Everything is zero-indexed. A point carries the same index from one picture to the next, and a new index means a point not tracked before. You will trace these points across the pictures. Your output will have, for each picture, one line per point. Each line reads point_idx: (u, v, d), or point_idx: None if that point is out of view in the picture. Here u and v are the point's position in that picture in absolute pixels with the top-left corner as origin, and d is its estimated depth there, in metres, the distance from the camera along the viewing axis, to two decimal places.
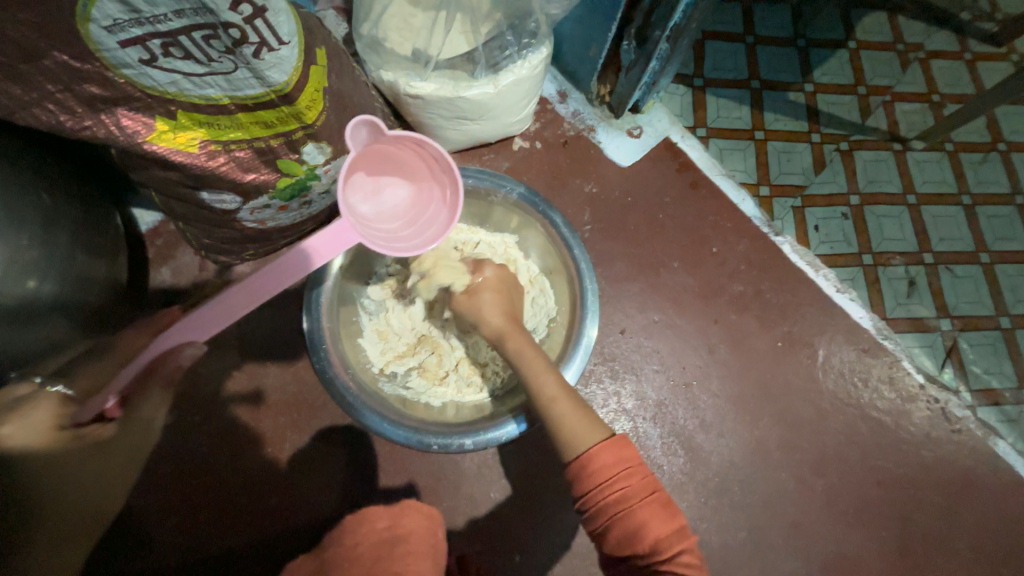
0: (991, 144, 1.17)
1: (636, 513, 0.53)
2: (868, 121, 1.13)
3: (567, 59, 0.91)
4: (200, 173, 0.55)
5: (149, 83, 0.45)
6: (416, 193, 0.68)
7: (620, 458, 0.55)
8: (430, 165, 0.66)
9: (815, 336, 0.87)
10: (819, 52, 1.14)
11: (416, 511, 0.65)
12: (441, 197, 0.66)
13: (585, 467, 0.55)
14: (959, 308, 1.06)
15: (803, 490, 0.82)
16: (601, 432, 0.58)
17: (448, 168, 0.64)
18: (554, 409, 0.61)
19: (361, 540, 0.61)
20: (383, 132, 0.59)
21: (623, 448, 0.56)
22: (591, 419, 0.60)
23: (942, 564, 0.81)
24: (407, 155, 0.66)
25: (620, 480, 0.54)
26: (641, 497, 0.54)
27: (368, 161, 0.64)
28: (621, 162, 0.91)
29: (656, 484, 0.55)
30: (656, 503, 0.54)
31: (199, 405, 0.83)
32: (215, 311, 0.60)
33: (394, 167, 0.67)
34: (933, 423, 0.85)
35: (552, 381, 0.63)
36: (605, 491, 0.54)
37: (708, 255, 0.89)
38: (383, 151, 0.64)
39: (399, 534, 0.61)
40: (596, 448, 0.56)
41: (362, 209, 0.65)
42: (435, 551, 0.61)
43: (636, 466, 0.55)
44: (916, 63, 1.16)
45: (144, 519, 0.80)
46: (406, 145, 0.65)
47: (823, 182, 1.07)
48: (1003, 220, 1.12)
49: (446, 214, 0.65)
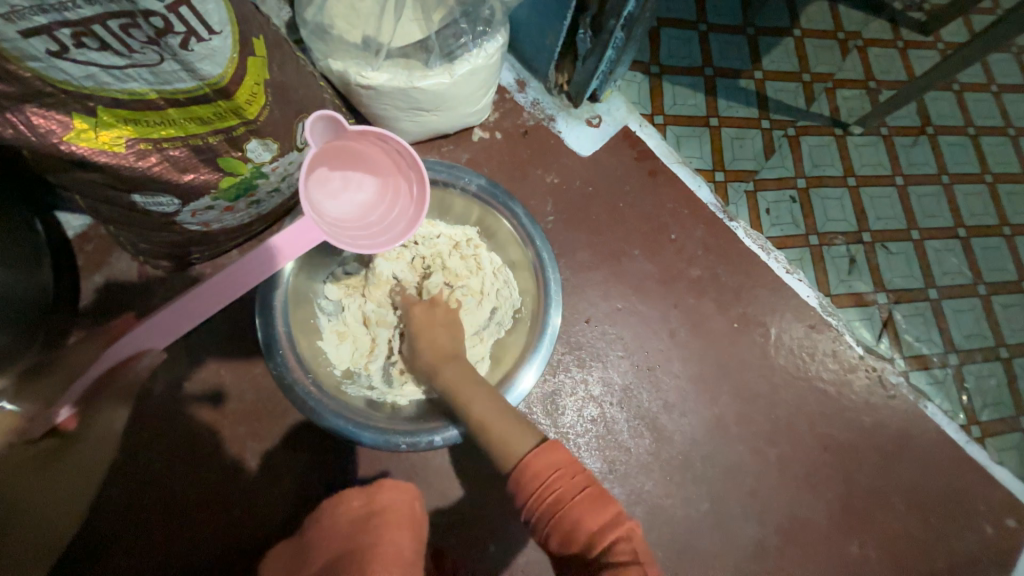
0: (920, 128, 1.25)
1: (570, 512, 0.53)
2: (812, 107, 1.18)
3: (524, 47, 0.89)
4: (130, 175, 0.51)
5: (60, 77, 0.41)
6: (382, 189, 0.65)
7: (551, 460, 0.56)
8: (395, 160, 0.64)
9: (767, 315, 0.92)
10: (767, 40, 1.18)
11: (392, 488, 0.66)
12: (408, 193, 0.64)
13: (522, 476, 0.56)
14: (893, 282, 1.14)
15: (759, 460, 0.87)
16: (534, 440, 0.60)
17: (413, 161, 0.62)
18: (489, 426, 0.62)
19: (336, 520, 0.63)
20: (342, 126, 0.56)
21: (553, 449, 0.57)
22: (524, 429, 0.61)
23: (880, 517, 0.89)
24: (371, 151, 0.64)
25: (552, 482, 0.55)
26: (572, 494, 0.54)
27: (329, 157, 0.61)
28: (581, 151, 0.92)
29: (589, 479, 0.55)
30: (588, 498, 0.54)
31: (149, 419, 0.78)
32: (174, 316, 0.57)
33: (357, 161, 0.64)
34: (872, 390, 0.92)
35: (483, 402, 0.64)
36: (541, 496, 0.55)
37: (667, 242, 0.91)
38: (345, 146, 0.62)
39: (375, 510, 0.63)
40: (530, 457, 0.57)
41: (325, 207, 0.62)
42: (414, 522, 0.63)
43: (567, 466, 0.56)
44: (854, 51, 1.22)
45: (94, 542, 0.75)
46: (368, 139, 0.62)
47: (772, 167, 1.12)
48: (932, 199, 1.21)
49: (414, 209, 0.63)
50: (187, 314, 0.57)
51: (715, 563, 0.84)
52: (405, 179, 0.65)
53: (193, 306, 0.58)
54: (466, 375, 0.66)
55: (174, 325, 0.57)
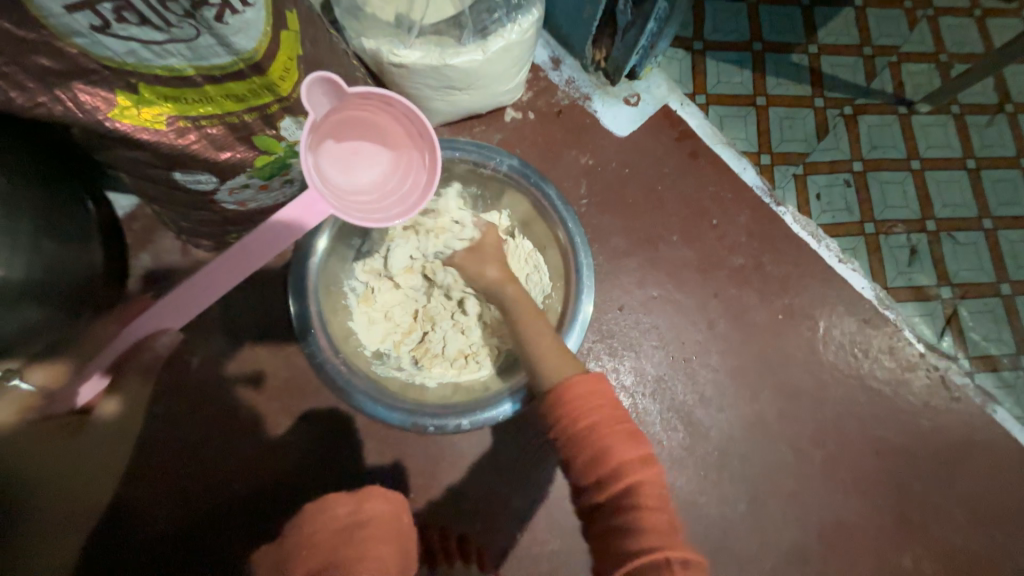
0: (998, 105, 1.13)
1: (602, 442, 0.52)
2: (874, 83, 1.08)
3: (559, 22, 0.85)
4: (169, 152, 0.52)
5: (105, 54, 0.41)
6: (393, 160, 0.63)
7: (593, 390, 0.55)
8: (406, 127, 0.61)
9: (816, 308, 0.86)
10: (824, 11, 1.09)
11: (378, 497, 0.64)
12: (420, 162, 0.62)
13: (559, 399, 0.55)
14: (960, 276, 1.04)
15: (802, 461, 0.83)
16: (579, 370, 0.59)
17: (424, 126, 0.59)
18: (537, 350, 0.63)
19: (319, 528, 0.59)
20: (344, 91, 0.54)
21: (596, 381, 0.55)
22: (569, 359, 0.61)
23: (936, 529, 0.82)
24: (380, 118, 0.61)
25: (590, 411, 0.53)
26: (610, 426, 0.53)
27: (334, 126, 0.58)
28: (618, 132, 0.88)
29: (626, 417, 0.54)
30: (624, 434, 0.53)
31: (189, 394, 0.81)
32: (175, 302, 0.71)
33: (365, 130, 0.61)
34: (932, 391, 0.85)
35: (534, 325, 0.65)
36: (573, 422, 0.53)
37: (707, 227, 0.87)
38: (349, 113, 0.58)
39: (360, 521, 0.60)
40: (569, 381, 0.56)
41: (334, 179, 0.59)
42: (399, 537, 0.61)
43: (607, 400, 0.54)
44: (924, 21, 1.11)
45: (140, 506, 0.79)
46: (374, 104, 0.59)
47: (826, 148, 1.04)
48: (1008, 184, 1.10)
49: (427, 177, 0.61)
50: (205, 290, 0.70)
51: (752, 564, 0.81)
52: (416, 148, 0.62)
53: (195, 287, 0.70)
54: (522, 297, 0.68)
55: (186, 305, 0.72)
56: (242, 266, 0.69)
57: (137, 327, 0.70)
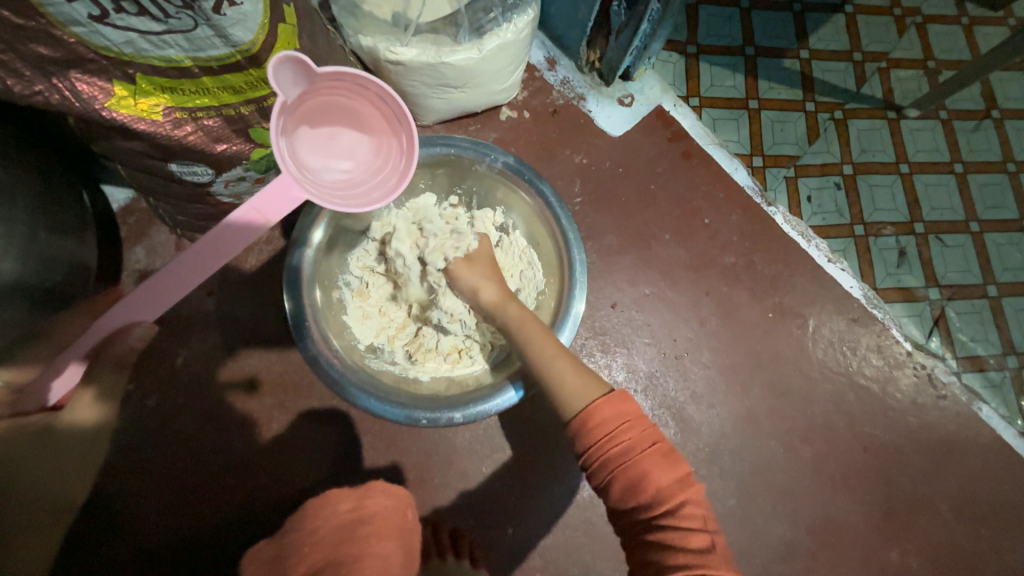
0: (985, 111, 1.15)
1: (637, 465, 0.52)
2: (863, 88, 1.10)
3: (555, 23, 0.87)
4: (165, 143, 0.52)
5: (103, 43, 0.42)
6: (370, 145, 0.62)
7: (620, 412, 0.54)
8: (381, 110, 0.61)
9: (806, 306, 0.87)
10: (815, 17, 1.11)
11: (382, 492, 0.65)
12: (397, 146, 0.62)
13: (586, 424, 0.54)
14: (947, 277, 1.06)
15: (792, 458, 0.83)
16: (601, 389, 0.58)
17: (401, 111, 0.59)
18: (551, 371, 0.61)
19: (322, 525, 0.60)
20: (315, 72, 0.52)
21: (623, 401, 0.55)
22: (592, 378, 0.59)
23: (923, 525, 0.83)
24: (354, 101, 0.60)
25: (621, 433, 0.53)
26: (644, 447, 0.53)
27: (306, 111, 0.57)
28: (612, 132, 0.89)
29: (658, 435, 0.54)
30: (657, 454, 0.53)
31: (183, 389, 0.81)
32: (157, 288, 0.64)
33: (340, 114, 0.60)
34: (919, 389, 0.86)
35: (552, 347, 0.63)
36: (606, 446, 0.53)
37: (699, 226, 0.88)
38: (322, 97, 0.57)
39: (364, 517, 0.60)
40: (595, 403, 0.55)
41: (310, 165, 0.59)
42: (402, 532, 0.61)
43: (636, 420, 0.54)
44: (913, 28, 1.13)
45: (131, 500, 0.79)
46: (348, 87, 0.58)
47: (816, 151, 1.06)
48: (994, 189, 1.12)
49: (405, 163, 0.61)
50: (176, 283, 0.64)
51: (743, 559, 0.81)
52: (393, 133, 0.62)
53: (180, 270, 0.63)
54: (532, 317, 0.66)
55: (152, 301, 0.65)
56: (225, 249, 0.62)
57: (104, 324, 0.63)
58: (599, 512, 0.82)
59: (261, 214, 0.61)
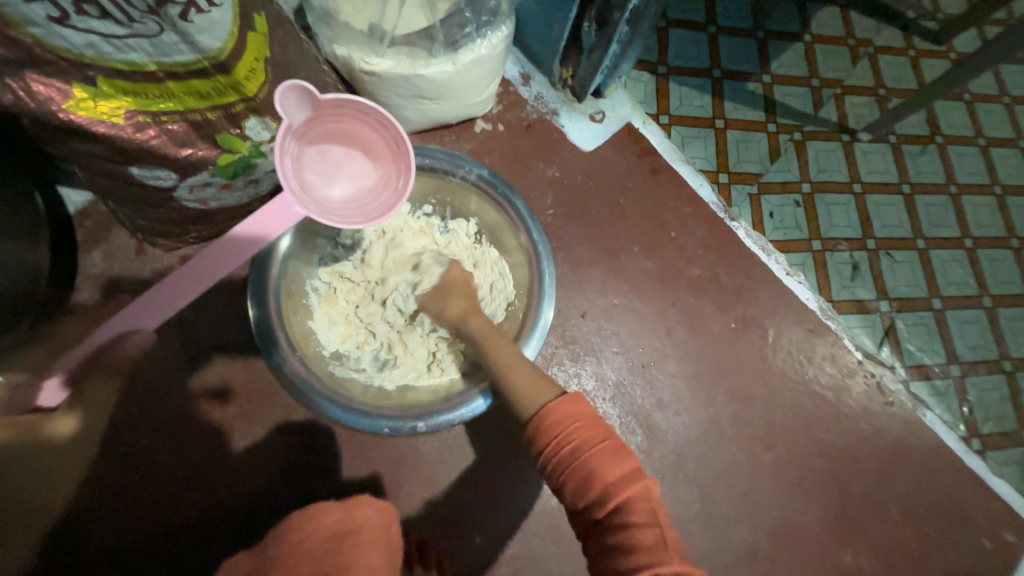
0: (929, 136, 1.24)
1: (587, 463, 0.53)
2: (819, 112, 1.17)
3: (529, 40, 0.89)
4: (126, 147, 0.51)
5: (63, 45, 0.42)
6: (372, 168, 0.62)
7: (571, 410, 0.56)
8: (382, 135, 0.61)
9: (766, 317, 0.91)
10: (776, 44, 1.17)
11: (368, 506, 0.64)
12: (396, 167, 0.62)
13: (540, 425, 0.56)
14: (896, 291, 1.13)
15: (753, 463, 0.86)
16: (553, 392, 0.59)
17: (399, 133, 0.59)
18: (510, 380, 0.62)
19: (308, 536, 0.58)
20: (317, 98, 0.54)
21: (575, 402, 0.56)
22: (547, 382, 0.61)
23: (874, 525, 0.87)
24: (357, 129, 0.61)
25: (572, 433, 0.54)
26: (592, 445, 0.54)
27: (312, 138, 0.58)
28: (584, 147, 0.92)
29: (609, 433, 0.55)
30: (608, 450, 0.53)
31: (139, 399, 0.78)
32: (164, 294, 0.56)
33: (344, 140, 0.61)
34: (869, 396, 0.91)
35: (521, 371, 0.62)
36: (558, 446, 0.54)
37: (667, 239, 0.91)
38: (328, 125, 0.59)
39: (352, 528, 0.59)
40: (547, 406, 0.57)
41: (312, 185, 0.58)
42: (389, 546, 0.60)
43: (588, 419, 0.55)
44: (865, 58, 1.21)
45: (81, 518, 0.75)
46: (350, 114, 0.59)
47: (777, 170, 1.11)
48: (938, 209, 1.20)
49: (403, 180, 0.60)
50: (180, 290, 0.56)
51: (704, 565, 0.83)
52: (392, 156, 0.62)
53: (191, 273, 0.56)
54: (498, 337, 0.66)
55: (161, 305, 0.56)
56: (227, 260, 0.56)
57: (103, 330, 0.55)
58: (568, 521, 0.82)
59: (265, 231, 0.57)
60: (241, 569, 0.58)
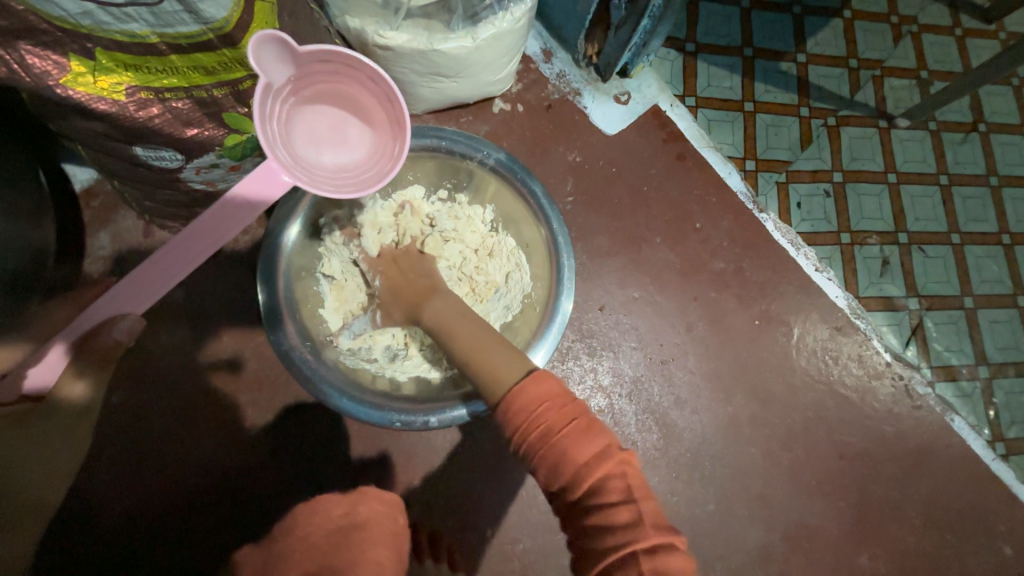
0: (972, 124, 1.16)
1: (556, 448, 0.46)
2: (857, 96, 1.10)
3: (553, 13, 0.83)
4: (130, 125, 0.48)
5: (57, 13, 0.38)
6: (365, 131, 0.58)
7: (536, 392, 0.48)
8: (375, 93, 0.57)
9: (791, 314, 0.87)
10: (814, 21, 1.09)
11: (375, 498, 0.62)
12: (391, 130, 0.58)
13: (504, 413, 0.49)
14: (927, 288, 1.08)
15: (770, 464, 0.84)
16: (521, 370, 0.51)
17: (393, 91, 0.55)
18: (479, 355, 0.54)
19: (313, 531, 0.57)
20: (301, 53, 0.50)
21: (538, 382, 0.49)
22: (515, 356, 0.53)
23: (893, 529, 0.85)
24: (347, 87, 0.56)
25: (540, 415, 0.47)
26: (561, 427, 0.47)
27: (300, 99, 0.54)
28: (607, 130, 0.87)
29: (579, 409, 0.48)
30: (577, 431, 0.47)
31: (149, 382, 0.78)
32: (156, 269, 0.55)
33: (335, 100, 0.57)
34: (896, 399, 0.88)
35: (494, 355, 0.53)
36: (524, 432, 0.47)
37: (691, 231, 0.87)
38: (317, 85, 0.55)
39: (358, 522, 0.58)
40: (513, 388, 0.49)
41: (303, 152, 0.55)
42: (396, 538, 0.58)
43: (554, 397, 0.48)
44: (908, 37, 1.12)
45: (97, 500, 0.75)
46: (339, 71, 0.55)
47: (808, 158, 1.05)
48: (977, 202, 1.14)
49: (399, 146, 0.57)
50: (173, 266, 0.55)
51: (716, 564, 0.82)
52: (387, 118, 0.58)
53: (185, 245, 0.55)
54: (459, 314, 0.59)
55: (151, 283, 0.55)
56: (221, 230, 0.56)
57: (88, 314, 0.53)
58: None
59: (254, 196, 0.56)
60: (251, 562, 0.59)
